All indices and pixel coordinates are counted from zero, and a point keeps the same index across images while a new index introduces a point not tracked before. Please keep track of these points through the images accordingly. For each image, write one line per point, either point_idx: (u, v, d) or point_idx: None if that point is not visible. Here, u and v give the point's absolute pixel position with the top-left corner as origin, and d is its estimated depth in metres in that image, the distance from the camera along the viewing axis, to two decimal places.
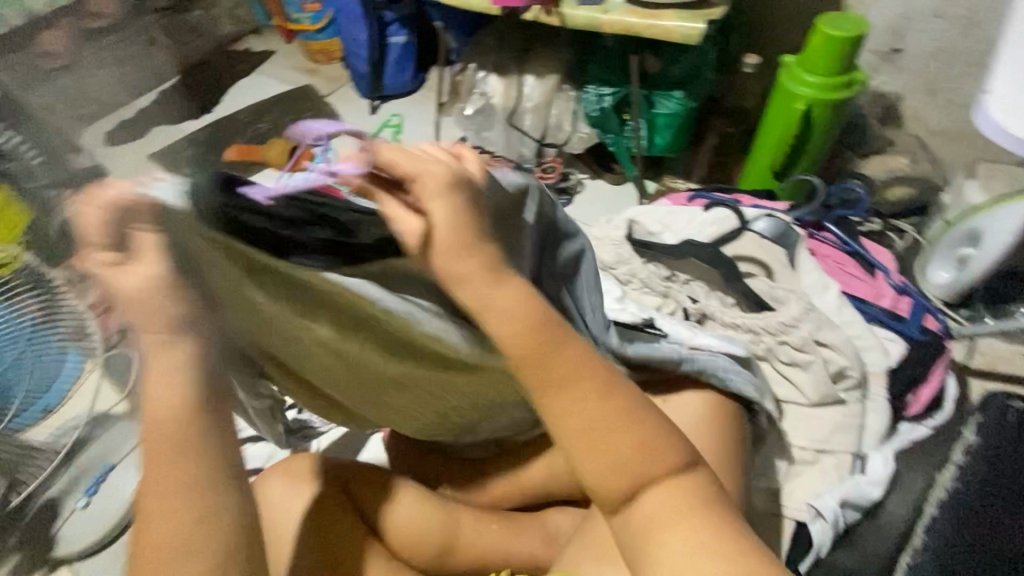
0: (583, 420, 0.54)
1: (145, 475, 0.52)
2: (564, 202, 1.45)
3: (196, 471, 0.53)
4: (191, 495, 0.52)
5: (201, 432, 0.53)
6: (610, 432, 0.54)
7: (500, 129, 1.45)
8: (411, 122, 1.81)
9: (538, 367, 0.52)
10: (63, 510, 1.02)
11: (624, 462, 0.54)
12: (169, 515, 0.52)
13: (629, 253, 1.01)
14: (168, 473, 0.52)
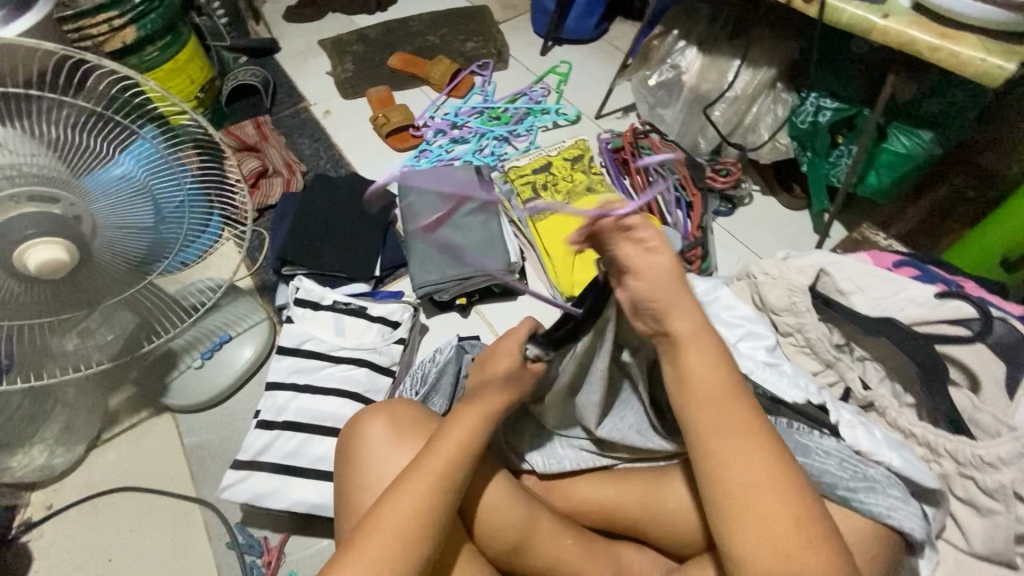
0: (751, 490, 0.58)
1: (407, 477, 0.68)
2: (725, 210, 1.29)
3: (430, 490, 0.67)
4: (421, 500, 0.67)
5: (461, 447, 0.70)
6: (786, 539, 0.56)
7: (681, 112, 1.30)
8: (580, 74, 1.68)
9: (741, 483, 0.58)
10: (180, 363, 1.08)
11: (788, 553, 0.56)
12: (405, 511, 0.66)
13: (806, 305, 0.88)
14: (423, 480, 0.67)
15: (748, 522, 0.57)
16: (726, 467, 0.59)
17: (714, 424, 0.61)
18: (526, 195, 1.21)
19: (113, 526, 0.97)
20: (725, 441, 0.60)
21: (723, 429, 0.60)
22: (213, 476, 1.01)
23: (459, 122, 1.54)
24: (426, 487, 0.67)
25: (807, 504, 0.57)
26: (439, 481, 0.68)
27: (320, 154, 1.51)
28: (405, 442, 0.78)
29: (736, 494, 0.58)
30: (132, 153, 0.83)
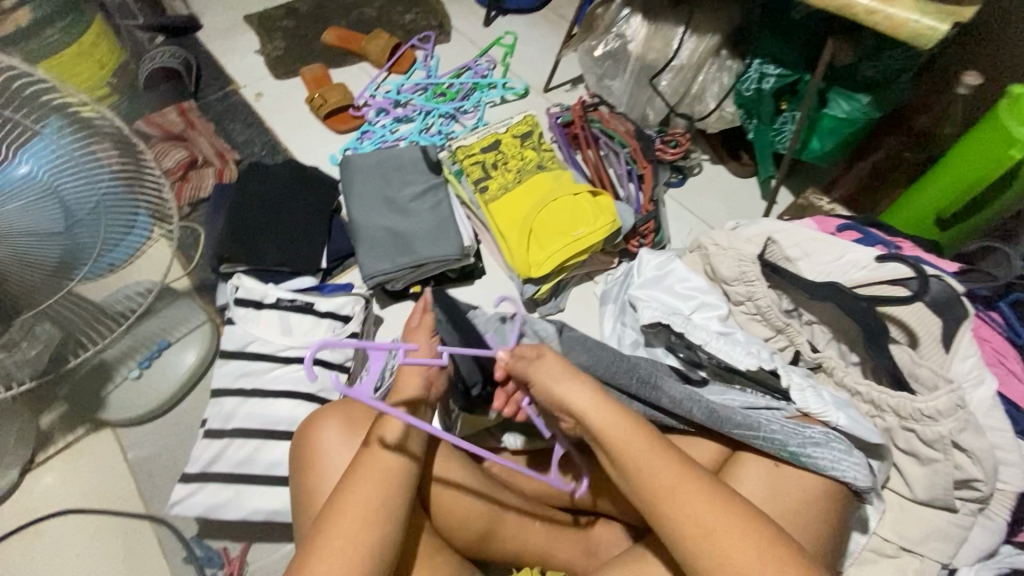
0: (693, 517, 0.59)
1: (362, 461, 0.67)
2: (676, 181, 1.30)
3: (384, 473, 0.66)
4: (376, 486, 0.65)
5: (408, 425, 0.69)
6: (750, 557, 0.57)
7: (628, 82, 1.30)
8: (525, 46, 1.63)
9: (682, 525, 0.59)
10: (116, 375, 1.00)
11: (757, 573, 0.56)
12: (361, 498, 0.64)
13: (755, 274, 0.89)
14: (379, 466, 0.66)
15: (715, 559, 0.57)
16: (674, 515, 0.60)
17: (649, 483, 0.62)
18: (476, 175, 1.16)
19: (56, 554, 0.91)
20: (671, 500, 0.60)
21: (669, 482, 0.61)
22: (162, 491, 0.96)
23: (402, 100, 1.47)
24: (385, 470, 0.66)
25: (745, 513, 0.59)
26: (397, 471, 0.67)
27: (254, 140, 1.42)
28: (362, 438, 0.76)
29: (692, 534, 0.59)
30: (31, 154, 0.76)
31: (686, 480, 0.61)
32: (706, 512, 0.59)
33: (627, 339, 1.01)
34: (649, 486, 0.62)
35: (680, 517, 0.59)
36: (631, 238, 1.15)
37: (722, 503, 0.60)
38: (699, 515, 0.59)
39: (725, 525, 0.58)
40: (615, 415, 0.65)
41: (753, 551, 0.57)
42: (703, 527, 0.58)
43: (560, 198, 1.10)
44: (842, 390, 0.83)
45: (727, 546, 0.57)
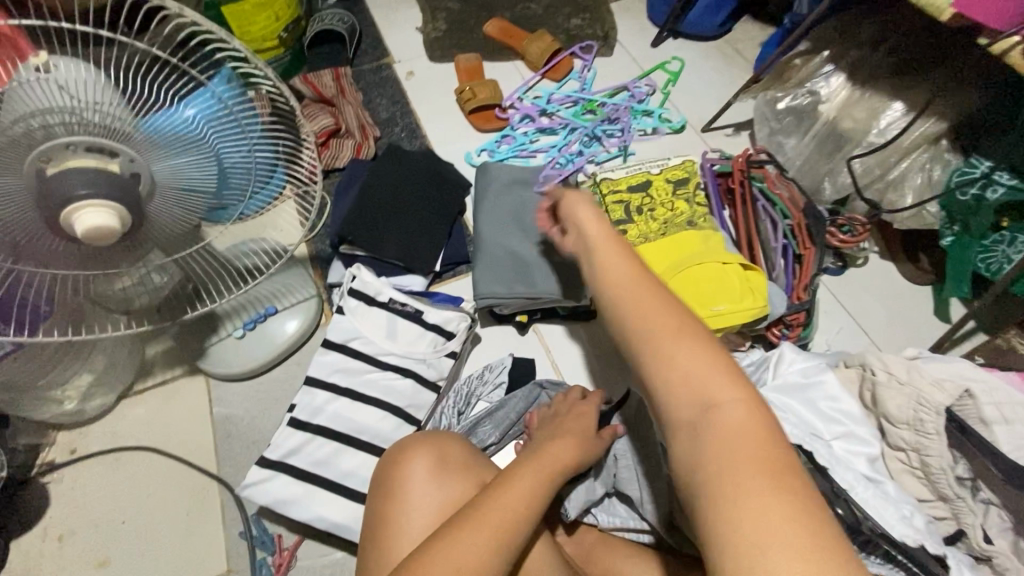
0: (725, 437, 0.50)
1: (474, 514, 0.62)
2: (834, 269, 1.14)
3: (492, 533, 0.60)
4: (480, 545, 0.59)
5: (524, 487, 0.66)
6: (771, 517, 0.45)
7: (809, 148, 1.15)
8: (692, 77, 1.50)
9: (701, 446, 0.51)
10: (221, 330, 1.01)
11: (773, 532, 0.45)
12: (462, 555, 0.58)
13: (935, 427, 0.76)
14: (493, 524, 0.61)
15: (741, 506, 0.46)
16: (706, 429, 0.51)
17: (688, 387, 0.53)
18: (616, 215, 1.05)
19: (131, 486, 0.94)
20: (692, 412, 0.52)
21: (693, 364, 0.54)
22: (236, 456, 0.96)
23: (549, 109, 1.39)
24: (498, 532, 0.60)
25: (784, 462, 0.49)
26: (503, 531, 0.61)
27: (396, 119, 1.40)
28: (455, 481, 0.72)
29: (717, 459, 0.50)
30: (197, 105, 0.71)
31: (722, 374, 0.54)
32: (741, 432, 0.50)
33: None
34: (706, 443, 0.51)
35: (709, 441, 0.51)
36: (773, 325, 1.01)
37: (790, 492, 0.47)
38: (727, 446, 0.50)
39: (757, 472, 0.48)
40: (676, 342, 0.55)
41: (776, 501, 0.46)
42: (720, 447, 0.50)
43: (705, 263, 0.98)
44: None
45: (747, 495, 0.47)
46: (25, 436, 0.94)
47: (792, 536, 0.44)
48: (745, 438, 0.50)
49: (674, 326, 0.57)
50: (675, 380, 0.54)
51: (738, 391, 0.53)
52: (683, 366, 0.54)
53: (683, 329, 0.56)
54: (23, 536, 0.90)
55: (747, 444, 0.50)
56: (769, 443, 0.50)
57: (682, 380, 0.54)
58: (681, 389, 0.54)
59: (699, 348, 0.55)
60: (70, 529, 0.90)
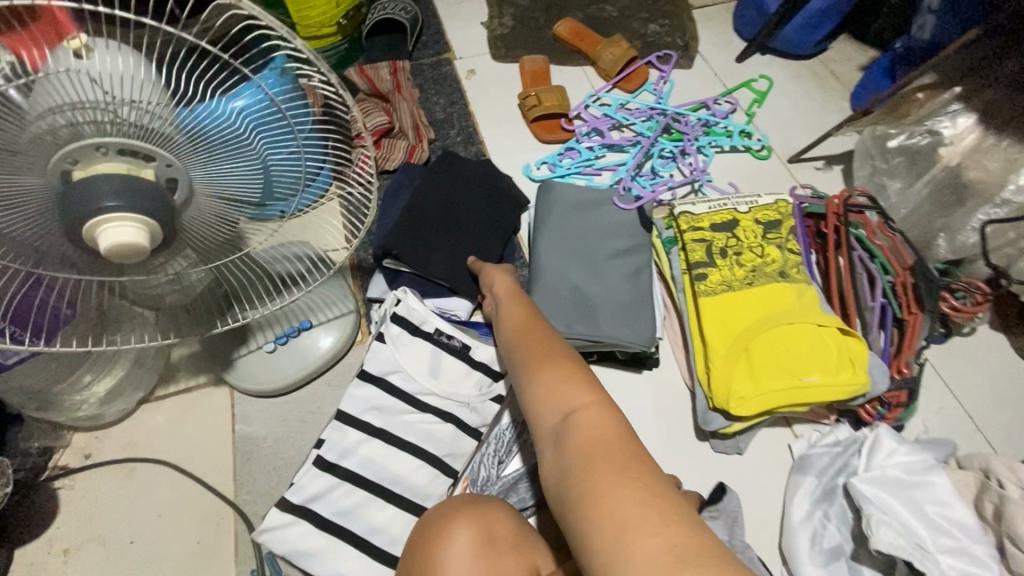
0: (584, 433, 0.54)
1: None
2: (939, 337, 0.99)
3: None
4: None
5: None
6: (627, 499, 0.47)
7: (922, 196, 1.00)
8: (779, 99, 1.36)
9: (562, 444, 0.54)
10: (251, 342, 0.94)
11: (627, 511, 0.46)
12: None
13: None
14: None
15: (595, 499, 0.48)
16: (566, 436, 0.54)
17: (554, 396, 0.58)
18: (695, 255, 0.93)
19: (143, 503, 0.87)
20: (554, 423, 0.56)
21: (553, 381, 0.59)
22: (255, 482, 0.89)
23: (620, 123, 1.27)
24: None
25: (637, 449, 0.52)
26: None
27: (452, 121, 1.30)
28: (499, 563, 0.63)
29: (576, 459, 0.52)
30: (246, 100, 0.61)
31: (579, 386, 0.58)
32: (597, 425, 0.54)
33: (828, 541, 0.79)
34: (570, 443, 0.53)
35: (568, 448, 0.53)
36: (867, 401, 0.88)
37: (642, 475, 0.49)
38: (584, 440, 0.53)
39: (612, 458, 0.51)
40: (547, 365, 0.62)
41: (630, 491, 0.47)
42: (580, 446, 0.52)
43: (799, 323, 0.85)
44: None
45: (606, 484, 0.49)
46: (38, 437, 0.88)
47: (644, 520, 0.45)
48: (604, 431, 0.53)
49: (542, 352, 0.64)
50: (545, 392, 0.60)
51: (595, 395, 0.57)
52: (549, 381, 0.60)
53: (550, 355, 0.63)
54: (26, 546, 0.84)
55: (607, 433, 0.53)
56: (622, 442, 0.53)
57: (550, 394, 0.59)
58: (547, 400, 0.59)
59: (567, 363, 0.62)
60: (76, 544, 0.84)
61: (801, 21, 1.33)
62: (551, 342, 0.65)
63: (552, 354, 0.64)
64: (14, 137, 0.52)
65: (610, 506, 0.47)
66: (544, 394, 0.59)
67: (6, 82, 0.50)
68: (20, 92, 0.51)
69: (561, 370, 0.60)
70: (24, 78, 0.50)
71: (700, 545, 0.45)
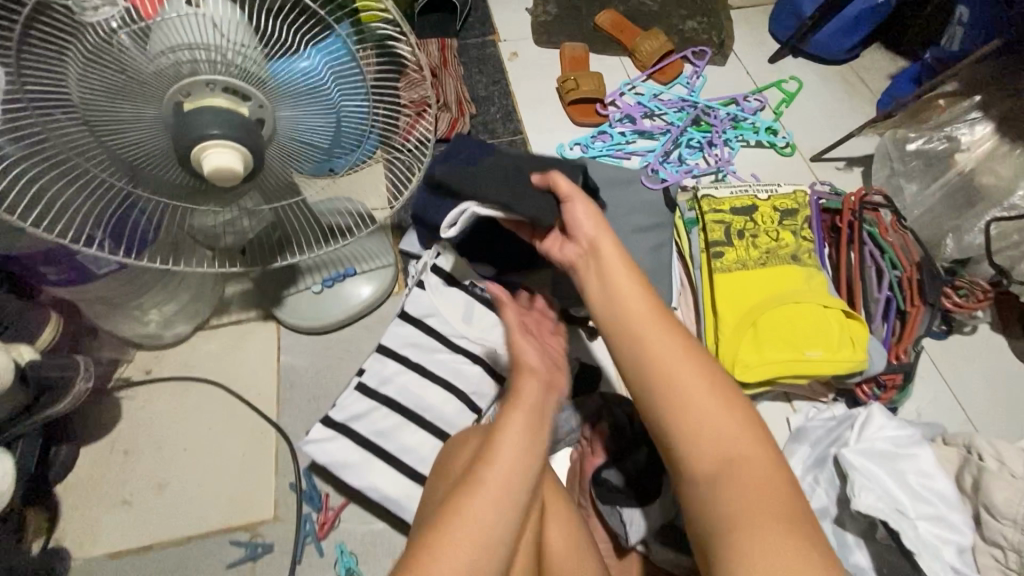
0: (703, 418, 0.59)
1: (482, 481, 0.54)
2: (939, 332, 1.05)
3: (505, 502, 0.53)
4: (481, 512, 0.52)
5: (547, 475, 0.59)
6: (754, 494, 0.55)
7: (934, 196, 1.06)
8: (808, 100, 1.41)
9: (687, 429, 0.59)
10: (299, 283, 1.03)
11: (750, 501, 0.55)
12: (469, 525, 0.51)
13: None
14: (503, 493, 0.53)
15: (724, 491, 0.56)
16: (689, 426, 0.59)
17: (668, 374, 0.61)
18: (713, 235, 1.00)
19: (195, 417, 0.97)
20: (675, 399, 0.60)
21: (679, 382, 0.60)
22: (296, 407, 0.98)
23: (652, 112, 1.34)
24: (501, 495, 0.53)
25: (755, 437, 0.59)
26: (510, 494, 0.53)
27: (493, 99, 1.38)
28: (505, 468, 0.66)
29: (698, 444, 0.59)
30: (323, 49, 0.68)
31: (710, 386, 0.60)
32: (718, 415, 0.59)
33: (814, 503, 0.85)
34: (690, 427, 0.59)
35: (689, 430, 0.59)
36: (864, 382, 0.94)
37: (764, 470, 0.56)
38: (703, 426, 0.59)
39: (740, 452, 0.57)
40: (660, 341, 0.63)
41: (754, 484, 0.56)
42: (708, 434, 0.58)
43: (805, 302, 0.92)
44: None
45: (734, 474, 0.56)
46: (107, 349, 0.98)
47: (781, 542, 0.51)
48: (725, 419, 0.59)
49: (652, 320, 0.64)
50: (654, 362, 0.62)
51: (710, 372, 0.61)
52: (661, 352, 0.62)
53: (658, 318, 0.64)
54: (91, 444, 0.94)
55: (724, 421, 0.59)
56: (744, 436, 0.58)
57: (661, 368, 0.62)
58: (661, 375, 0.61)
59: (682, 339, 0.63)
60: (134, 447, 0.94)
61: (834, 28, 1.39)
62: (647, 303, 0.65)
63: (664, 325, 0.64)
64: (136, 74, 0.61)
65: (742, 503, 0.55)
66: (660, 370, 0.62)
67: (122, 28, 0.59)
68: (133, 36, 0.60)
69: (681, 346, 0.62)
70: (139, 24, 0.59)
71: (831, 572, 0.52)
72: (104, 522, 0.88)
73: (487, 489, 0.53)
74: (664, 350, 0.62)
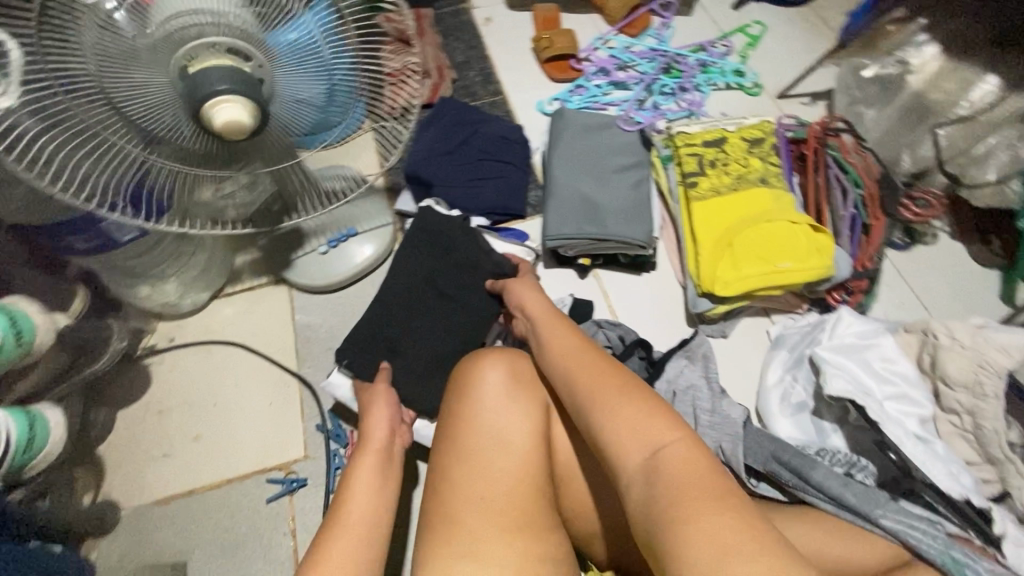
0: (586, 376, 0.67)
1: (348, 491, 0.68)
2: (901, 244, 1.14)
3: (376, 501, 0.66)
4: (358, 518, 0.64)
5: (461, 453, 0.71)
6: (638, 423, 0.60)
7: (891, 117, 1.13)
8: (771, 42, 1.47)
9: (576, 388, 0.67)
10: (306, 245, 1.09)
11: (633, 427, 0.59)
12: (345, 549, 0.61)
13: (993, 389, 0.78)
14: (370, 484, 0.67)
15: (612, 424, 0.61)
16: (575, 384, 0.67)
17: (561, 352, 0.72)
18: (688, 167, 1.08)
19: (222, 374, 1.04)
20: (566, 369, 0.69)
21: (602, 406, 0.62)
22: (314, 359, 1.05)
23: (624, 64, 1.40)
24: (372, 493, 0.66)
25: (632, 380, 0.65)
26: (374, 487, 0.67)
27: (472, 64, 1.43)
28: (523, 394, 0.75)
29: (585, 399, 0.65)
30: (314, 13, 0.77)
31: (618, 391, 0.63)
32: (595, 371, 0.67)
33: (794, 398, 0.94)
34: (580, 386, 0.66)
35: (576, 388, 0.67)
36: (834, 289, 1.03)
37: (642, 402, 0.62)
38: (585, 379, 0.66)
39: (620, 393, 0.63)
40: (559, 329, 0.75)
41: (636, 413, 0.61)
42: (590, 390, 0.65)
43: (774, 221, 0.99)
44: None
45: (615, 412, 0.61)
46: (133, 319, 1.04)
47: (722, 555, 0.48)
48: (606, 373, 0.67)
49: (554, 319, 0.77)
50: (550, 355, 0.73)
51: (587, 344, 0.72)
52: (552, 346, 0.74)
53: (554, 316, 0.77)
54: (127, 408, 1.00)
55: (607, 372, 0.66)
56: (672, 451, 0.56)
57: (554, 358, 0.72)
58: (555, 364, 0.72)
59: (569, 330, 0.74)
60: (168, 407, 1.01)
61: None
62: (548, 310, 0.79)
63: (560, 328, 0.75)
64: (133, 47, 0.68)
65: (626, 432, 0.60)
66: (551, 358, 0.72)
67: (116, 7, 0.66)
68: (129, 14, 0.67)
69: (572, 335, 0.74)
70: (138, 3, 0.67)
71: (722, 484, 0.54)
72: (149, 474, 0.95)
73: (360, 479, 0.68)
74: (553, 342, 0.74)
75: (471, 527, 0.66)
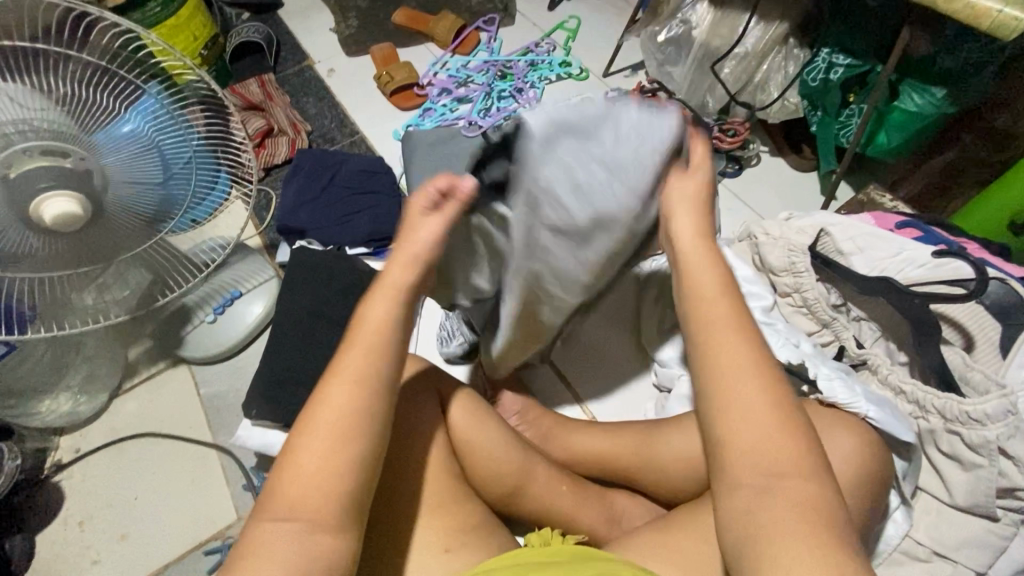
0: (751, 399, 0.56)
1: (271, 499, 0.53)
2: (731, 171, 1.29)
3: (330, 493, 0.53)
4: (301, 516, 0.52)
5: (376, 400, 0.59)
6: (768, 447, 0.54)
7: (690, 69, 1.27)
8: (589, 31, 1.64)
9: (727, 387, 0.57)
10: (194, 318, 1.12)
11: (761, 442, 0.54)
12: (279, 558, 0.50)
13: (805, 265, 0.88)
14: (321, 473, 0.54)
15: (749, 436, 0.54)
16: (726, 389, 0.57)
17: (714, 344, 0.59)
18: None
19: (138, 467, 1.03)
20: (720, 362, 0.58)
21: (745, 411, 0.55)
22: (229, 424, 1.07)
23: (463, 80, 1.51)
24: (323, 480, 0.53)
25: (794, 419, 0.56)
26: (321, 478, 0.53)
27: (325, 114, 1.51)
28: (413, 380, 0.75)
29: (733, 400, 0.56)
30: (138, 110, 0.82)
31: (762, 415, 0.55)
32: (762, 396, 0.56)
33: None
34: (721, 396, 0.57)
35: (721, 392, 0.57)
36: None
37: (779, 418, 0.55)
38: (745, 391, 0.56)
39: (772, 419, 0.55)
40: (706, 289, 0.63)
41: (772, 428, 0.54)
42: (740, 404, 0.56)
43: None
44: (886, 388, 0.82)
45: (751, 428, 0.55)
46: (30, 440, 1.02)
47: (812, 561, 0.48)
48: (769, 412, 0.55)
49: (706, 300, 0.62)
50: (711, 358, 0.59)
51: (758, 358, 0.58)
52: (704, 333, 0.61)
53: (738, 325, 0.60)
54: (44, 530, 0.98)
55: (761, 384, 0.56)
56: (785, 444, 0.54)
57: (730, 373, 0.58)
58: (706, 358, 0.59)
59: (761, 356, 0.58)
60: (88, 515, 0.99)
61: None
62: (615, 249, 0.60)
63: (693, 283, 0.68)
64: None
65: (754, 442, 0.54)
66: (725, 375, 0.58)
67: None
68: None
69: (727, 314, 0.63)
70: None
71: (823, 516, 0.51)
72: None
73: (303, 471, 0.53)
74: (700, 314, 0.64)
75: (391, 518, 0.70)
